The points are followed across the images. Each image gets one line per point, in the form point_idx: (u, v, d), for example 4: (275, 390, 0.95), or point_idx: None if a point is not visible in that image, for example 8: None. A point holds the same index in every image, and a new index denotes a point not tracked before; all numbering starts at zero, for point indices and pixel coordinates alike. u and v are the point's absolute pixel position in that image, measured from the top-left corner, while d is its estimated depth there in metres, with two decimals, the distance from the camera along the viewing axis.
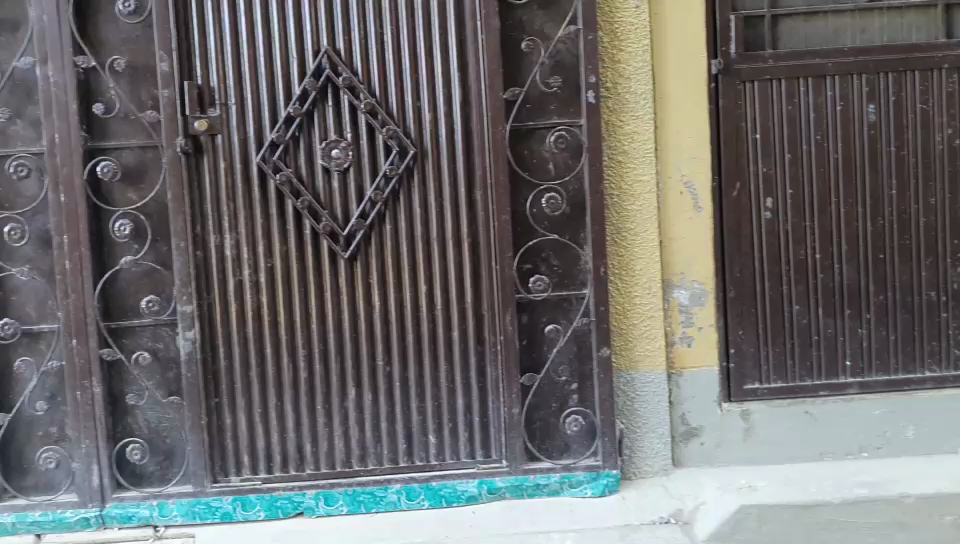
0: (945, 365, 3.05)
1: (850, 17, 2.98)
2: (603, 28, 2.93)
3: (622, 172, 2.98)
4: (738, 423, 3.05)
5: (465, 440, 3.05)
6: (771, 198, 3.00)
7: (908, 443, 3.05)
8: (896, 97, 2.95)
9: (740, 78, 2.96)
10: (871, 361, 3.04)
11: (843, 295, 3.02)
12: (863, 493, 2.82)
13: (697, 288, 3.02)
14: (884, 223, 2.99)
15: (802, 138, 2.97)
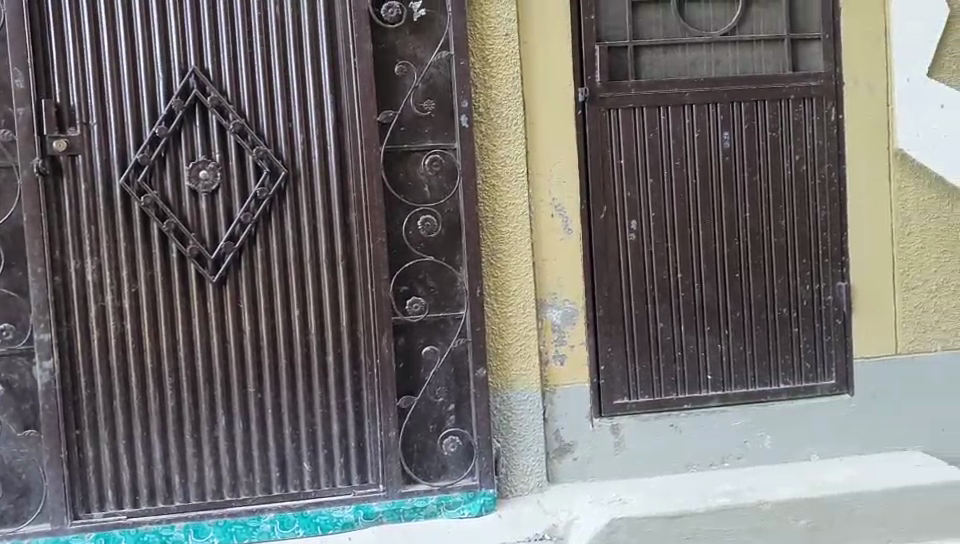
0: (797, 377, 3.20)
1: (705, 49, 3.12)
2: (474, 54, 2.99)
3: (496, 195, 3.04)
4: (608, 437, 3.14)
5: (341, 466, 3.01)
6: (636, 220, 3.12)
7: (766, 452, 3.19)
8: (748, 125, 3.13)
9: (605, 106, 3.08)
10: (730, 375, 3.19)
11: (704, 312, 3.16)
12: (726, 502, 2.93)
13: (570, 307, 3.10)
14: (740, 244, 3.16)
15: (663, 163, 3.11)
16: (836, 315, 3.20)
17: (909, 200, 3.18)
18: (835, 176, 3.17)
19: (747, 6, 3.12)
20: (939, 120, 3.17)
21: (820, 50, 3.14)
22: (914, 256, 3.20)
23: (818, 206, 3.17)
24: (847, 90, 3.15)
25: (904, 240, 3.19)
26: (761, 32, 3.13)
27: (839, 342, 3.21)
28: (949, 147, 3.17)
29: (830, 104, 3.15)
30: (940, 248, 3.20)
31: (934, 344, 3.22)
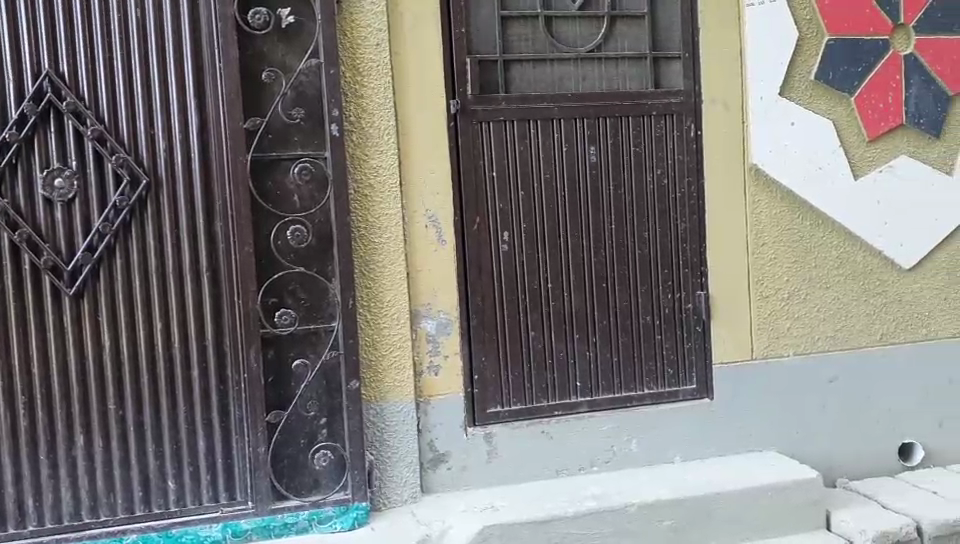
0: (660, 383, 3.32)
1: (572, 65, 3.19)
2: (345, 63, 2.96)
3: (369, 205, 3.01)
4: (481, 445, 3.17)
5: (208, 483, 2.92)
6: (508, 231, 3.17)
7: (633, 456, 3.29)
8: (613, 139, 3.22)
9: (476, 118, 3.11)
10: (598, 382, 3.27)
11: (573, 321, 3.24)
12: (593, 505, 3.00)
13: (443, 317, 3.12)
14: (606, 255, 3.25)
15: (532, 175, 3.17)
16: (697, 323, 3.33)
17: (763, 212, 3.35)
18: (695, 190, 3.30)
19: (612, 24, 3.21)
20: (790, 137, 3.34)
21: (680, 68, 3.27)
22: (768, 266, 3.36)
23: (680, 218, 3.29)
24: (705, 108, 3.28)
25: (758, 251, 3.35)
26: (625, 50, 3.23)
27: (699, 348, 3.34)
28: (799, 162, 3.35)
29: (690, 120, 3.28)
30: (792, 258, 3.37)
31: (786, 349, 3.39)
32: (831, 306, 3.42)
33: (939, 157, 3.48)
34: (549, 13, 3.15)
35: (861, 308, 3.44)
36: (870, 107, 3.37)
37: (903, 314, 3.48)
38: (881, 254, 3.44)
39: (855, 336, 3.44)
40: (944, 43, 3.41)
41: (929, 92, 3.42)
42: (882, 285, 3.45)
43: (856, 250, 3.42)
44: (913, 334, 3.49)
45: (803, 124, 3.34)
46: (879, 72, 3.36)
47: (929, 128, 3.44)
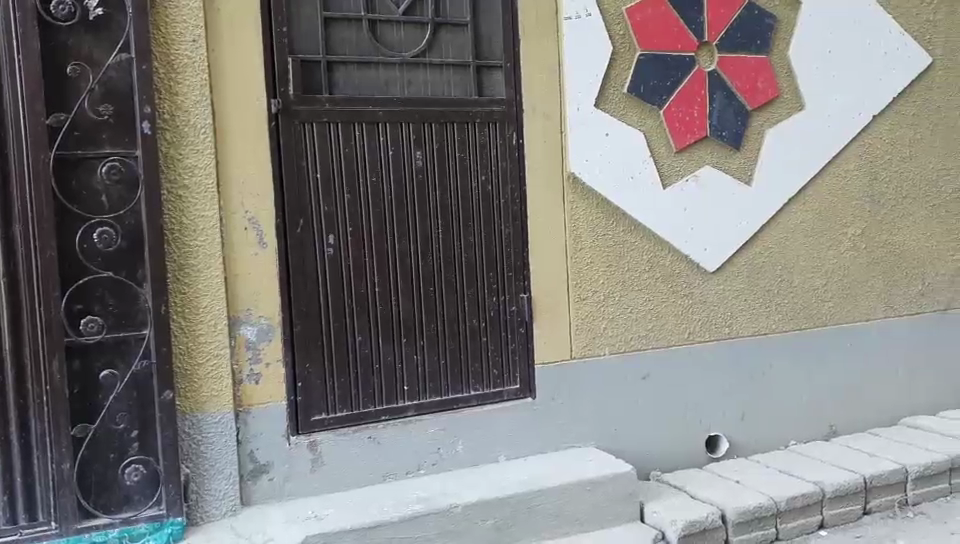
0: (485, 384, 3.38)
1: (397, 70, 3.20)
2: (157, 59, 2.82)
3: (183, 207, 2.88)
4: (305, 454, 3.09)
5: (5, 505, 2.72)
6: (333, 235, 3.12)
7: (458, 457, 3.31)
8: (439, 145, 3.25)
9: (299, 118, 3.06)
10: (425, 385, 3.28)
11: (400, 325, 3.23)
12: (418, 509, 2.97)
13: (264, 323, 3.02)
14: (433, 259, 3.27)
15: (358, 179, 3.15)
16: (519, 325, 3.41)
17: (580, 218, 3.47)
18: (516, 196, 3.39)
19: (436, 31, 3.25)
20: (605, 146, 3.49)
21: (502, 77, 3.35)
22: (585, 269, 3.49)
23: (503, 223, 3.37)
24: (527, 116, 3.38)
25: (577, 255, 3.47)
26: (449, 57, 3.27)
27: (522, 350, 3.42)
28: (614, 171, 3.50)
29: (511, 128, 3.36)
30: (606, 262, 3.52)
31: (603, 348, 3.53)
32: (644, 308, 3.59)
33: (740, 168, 3.72)
34: (373, 16, 3.15)
35: (670, 308, 3.63)
36: (677, 119, 3.58)
37: (708, 314, 3.70)
38: (688, 258, 3.64)
39: (666, 335, 3.63)
40: (743, 63, 3.67)
41: (730, 108, 3.66)
42: (689, 287, 3.66)
43: (665, 255, 3.61)
44: (718, 332, 3.72)
45: (617, 135, 3.50)
46: (685, 87, 3.57)
47: (730, 141, 3.68)
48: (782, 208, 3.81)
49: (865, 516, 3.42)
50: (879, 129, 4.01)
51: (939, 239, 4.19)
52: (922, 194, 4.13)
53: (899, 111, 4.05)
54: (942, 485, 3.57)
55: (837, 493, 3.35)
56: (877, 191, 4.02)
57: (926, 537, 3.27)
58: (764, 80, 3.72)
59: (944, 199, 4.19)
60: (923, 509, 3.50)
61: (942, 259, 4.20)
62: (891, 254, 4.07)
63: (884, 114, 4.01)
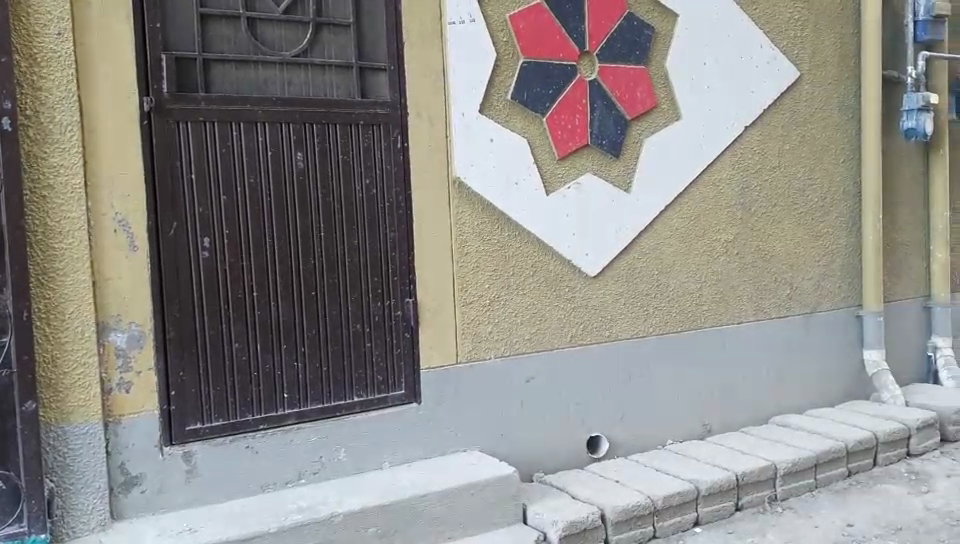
0: (369, 390, 3.32)
1: (277, 69, 3.12)
2: (19, 51, 2.66)
3: (47, 208, 2.72)
4: (179, 465, 2.97)
5: None
6: (208, 237, 3.01)
7: (341, 465, 3.24)
8: (320, 146, 3.19)
9: (172, 117, 2.95)
10: (306, 392, 3.21)
11: (279, 330, 3.15)
12: (298, 519, 2.89)
13: (135, 330, 2.89)
14: (314, 262, 3.20)
15: (235, 180, 3.05)
16: (404, 329, 3.39)
17: (466, 222, 3.47)
18: (402, 200, 3.36)
19: (318, 31, 3.19)
20: (489, 151, 3.51)
21: (386, 80, 3.32)
22: (471, 274, 3.49)
23: (388, 227, 3.33)
24: (411, 120, 3.36)
25: (462, 259, 3.47)
26: (331, 58, 3.21)
27: (406, 355, 3.40)
28: (498, 176, 3.53)
29: (395, 131, 3.33)
30: (492, 266, 3.53)
31: (488, 352, 3.54)
32: (528, 312, 3.62)
33: (620, 176, 3.81)
34: (252, 14, 3.07)
35: (553, 312, 3.68)
36: (559, 126, 3.63)
37: (589, 318, 3.77)
38: (571, 263, 3.70)
39: (549, 339, 3.68)
40: (622, 73, 3.76)
41: (610, 116, 3.75)
42: (570, 291, 3.72)
43: (549, 260, 3.66)
44: (599, 335, 3.79)
45: (501, 141, 3.53)
46: (566, 95, 3.64)
47: (610, 149, 3.76)
48: (660, 214, 3.92)
49: (737, 512, 3.55)
50: (751, 140, 4.17)
51: (806, 245, 4.39)
52: (789, 202, 4.32)
53: (769, 122, 4.23)
54: (808, 480, 3.74)
55: (710, 490, 3.47)
56: (749, 199, 4.18)
57: (793, 530, 3.41)
58: (642, 90, 3.82)
59: (810, 207, 4.40)
60: (790, 504, 3.65)
61: (808, 264, 4.41)
62: (762, 260, 4.24)
63: (755, 124, 4.18)
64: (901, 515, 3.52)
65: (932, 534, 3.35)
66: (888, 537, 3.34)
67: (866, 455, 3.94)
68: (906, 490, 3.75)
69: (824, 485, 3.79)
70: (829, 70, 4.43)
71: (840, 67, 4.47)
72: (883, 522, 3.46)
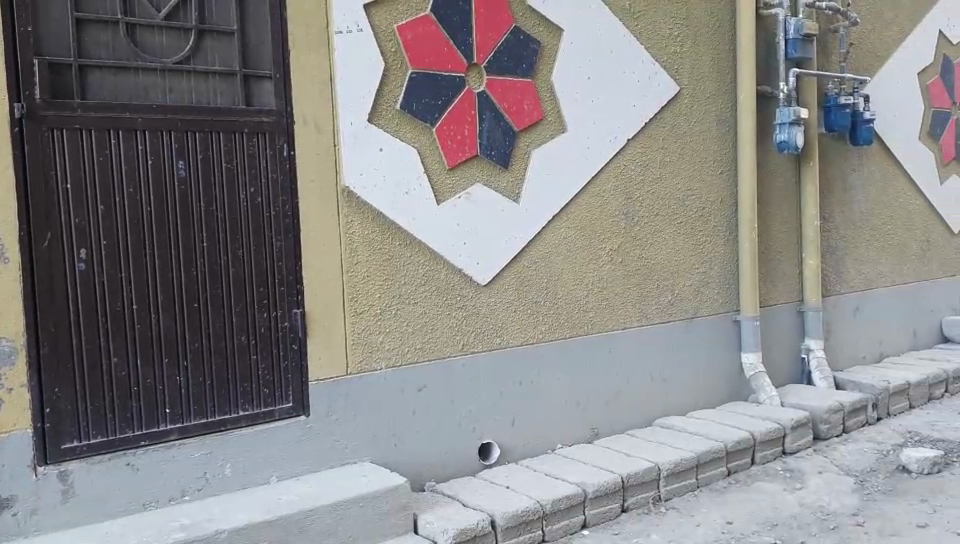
0: (255, 403, 3.27)
1: (158, 75, 3.03)
2: None
3: None
4: (54, 485, 2.84)
5: None
6: (85, 249, 2.90)
7: (226, 481, 3.18)
8: (203, 155, 3.12)
9: (46, 124, 2.82)
10: (189, 407, 3.12)
11: (161, 344, 3.05)
12: (181, 537, 2.81)
13: (6, 346, 2.76)
14: (196, 274, 3.12)
15: (113, 189, 2.95)
16: (292, 341, 3.34)
17: (355, 232, 3.46)
18: (288, 209, 3.32)
19: (200, 38, 3.12)
20: (378, 161, 3.50)
21: (271, 88, 3.27)
22: (361, 283, 3.48)
23: (274, 236, 3.29)
24: (297, 128, 3.32)
25: (352, 269, 3.45)
26: (215, 65, 3.15)
27: (295, 367, 3.35)
28: (388, 186, 3.53)
29: (281, 140, 3.29)
30: (383, 276, 3.53)
31: (378, 362, 3.53)
32: (419, 321, 3.63)
33: (509, 186, 3.87)
34: (131, 19, 2.97)
35: (444, 321, 3.70)
36: (448, 137, 3.67)
37: (480, 326, 3.80)
38: (460, 271, 3.73)
39: (440, 347, 3.69)
40: (510, 85, 3.83)
41: (499, 128, 3.81)
42: (461, 300, 3.74)
43: (440, 270, 3.68)
44: (489, 343, 3.84)
45: (391, 150, 3.53)
46: (455, 107, 3.68)
47: (498, 160, 3.82)
48: (548, 225, 3.99)
49: (623, 513, 3.64)
50: (633, 151, 4.30)
51: (686, 253, 4.55)
52: (671, 213, 4.47)
53: (652, 135, 4.37)
54: (690, 481, 3.87)
55: (597, 493, 3.55)
56: (632, 209, 4.31)
57: (676, 530, 3.52)
58: (530, 102, 3.90)
59: (690, 216, 4.56)
60: (673, 503, 3.77)
61: (689, 272, 4.57)
62: (645, 268, 4.38)
63: (638, 137, 4.31)
64: (776, 512, 3.68)
65: (804, 528, 3.52)
66: (764, 533, 3.49)
67: (744, 455, 4.11)
68: (781, 487, 3.93)
69: (705, 484, 3.93)
70: (707, 86, 4.62)
71: (717, 82, 4.66)
72: (760, 519, 3.62)
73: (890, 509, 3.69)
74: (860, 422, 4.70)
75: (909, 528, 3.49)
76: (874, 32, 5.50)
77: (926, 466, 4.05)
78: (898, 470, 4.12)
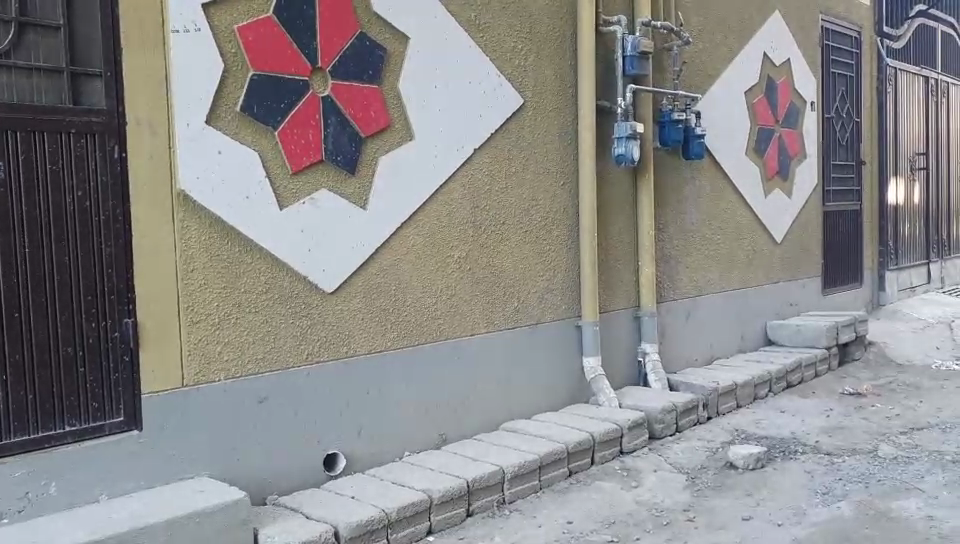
0: (83, 418, 3.09)
1: None
2: None
3: None
4: None
5: None
6: None
7: (50, 501, 2.97)
8: (24, 155, 2.92)
9: None
10: (9, 423, 2.91)
11: None
12: None
13: None
14: (17, 282, 2.92)
15: None
16: (123, 352, 3.18)
17: (192, 238, 3.33)
18: (119, 214, 3.16)
19: (21, 31, 2.91)
20: (216, 164, 3.40)
21: (101, 86, 3.10)
22: (198, 291, 3.35)
23: (103, 242, 3.12)
24: (129, 129, 3.17)
25: (189, 277, 3.32)
26: (38, 61, 2.95)
27: (126, 379, 3.19)
28: (227, 191, 3.43)
29: (112, 142, 3.13)
30: (221, 283, 3.42)
31: (217, 374, 3.42)
32: (260, 330, 3.55)
33: (355, 193, 3.85)
34: None
35: (287, 329, 3.63)
36: (292, 141, 3.61)
37: (325, 334, 3.76)
38: (306, 279, 3.67)
39: (284, 357, 3.63)
40: (356, 91, 3.82)
41: (344, 133, 3.78)
42: (306, 308, 3.69)
43: (282, 276, 3.61)
44: (336, 352, 3.80)
45: (229, 153, 3.43)
46: (299, 111, 3.63)
47: (344, 165, 3.80)
48: (396, 232, 3.99)
49: (467, 517, 3.68)
50: (479, 161, 4.37)
51: (531, 262, 4.67)
52: (517, 221, 4.57)
53: (497, 145, 4.46)
54: (533, 482, 3.97)
55: (442, 498, 3.57)
56: (480, 217, 4.37)
57: (518, 531, 3.60)
58: (375, 108, 3.90)
59: (536, 224, 4.68)
60: (517, 505, 3.85)
61: (534, 278, 4.69)
62: (492, 275, 4.45)
63: (484, 147, 4.39)
64: (614, 510, 3.83)
65: (640, 525, 3.68)
66: (602, 531, 3.62)
67: (585, 455, 4.25)
68: (619, 486, 4.09)
69: (547, 485, 4.04)
70: (551, 98, 4.76)
71: (560, 95, 4.81)
72: (598, 517, 3.75)
73: (717, 503, 3.91)
74: (692, 421, 4.96)
75: (734, 521, 3.71)
76: (706, 52, 5.82)
77: (751, 462, 4.33)
78: (726, 466, 4.37)
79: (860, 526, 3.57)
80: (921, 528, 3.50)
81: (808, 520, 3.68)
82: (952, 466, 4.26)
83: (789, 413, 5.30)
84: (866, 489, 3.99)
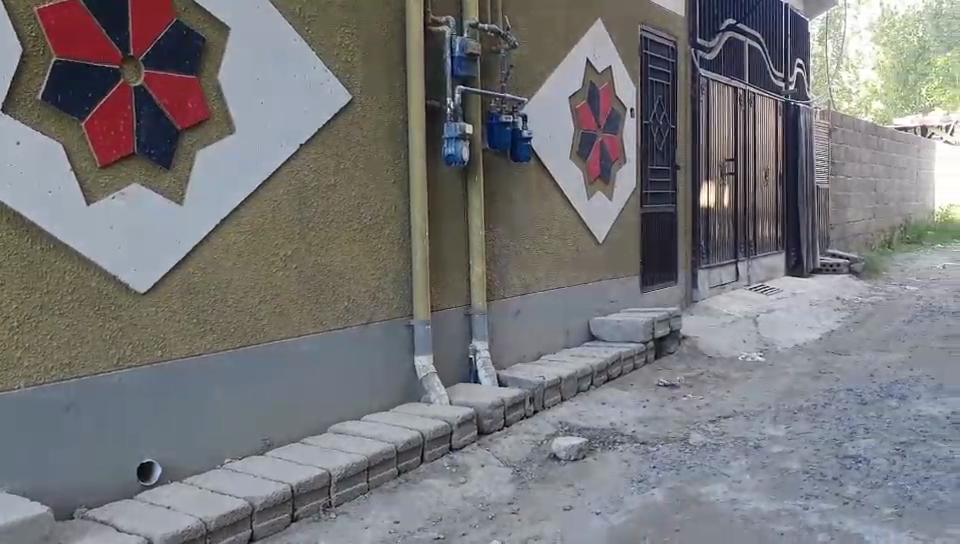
0: None
1: None
2: None
3: None
4: None
5: None
6: None
7: None
8: None
9: None
10: None
11: None
12: None
13: None
14: None
15: None
16: None
17: None
18: None
19: None
20: (15, 155, 3.14)
21: None
22: None
23: None
24: None
25: None
26: None
27: None
28: (27, 185, 3.17)
29: None
30: (21, 284, 3.17)
31: (17, 382, 3.17)
32: (65, 333, 3.32)
33: (171, 188, 3.69)
34: None
35: (96, 332, 3.42)
36: (100, 132, 3.41)
37: (138, 337, 3.57)
38: (115, 277, 3.47)
39: (92, 362, 3.41)
40: (170, 82, 3.65)
41: (158, 125, 3.61)
42: (116, 310, 3.49)
43: (90, 277, 3.40)
44: (150, 356, 3.61)
45: (29, 144, 3.19)
46: (108, 101, 3.43)
47: (157, 158, 3.63)
48: (216, 229, 3.85)
49: (292, 523, 3.60)
50: (307, 157, 4.28)
51: (360, 260, 4.63)
52: (346, 219, 4.52)
53: (325, 142, 4.39)
54: (361, 484, 3.94)
55: (265, 504, 3.48)
56: (307, 213, 4.29)
57: (345, 534, 3.56)
58: (193, 100, 3.75)
59: (366, 223, 4.64)
60: (344, 508, 3.81)
61: (365, 277, 4.66)
62: (320, 273, 4.38)
63: (311, 142, 4.31)
64: (441, 507, 3.87)
65: (466, 520, 3.74)
66: (428, 529, 3.65)
67: (414, 453, 4.26)
68: (447, 482, 4.13)
69: (375, 486, 4.01)
70: (380, 95, 4.74)
71: (389, 93, 4.79)
72: (425, 515, 3.78)
73: (540, 495, 4.03)
74: (519, 415, 5.08)
75: (557, 511, 3.84)
76: (532, 56, 5.98)
77: (572, 454, 4.50)
78: (550, 458, 4.52)
79: (672, 511, 3.79)
80: (725, 510, 3.76)
81: (624, 507, 3.87)
82: (753, 451, 4.60)
83: (610, 404, 5.54)
84: (677, 476, 4.24)
